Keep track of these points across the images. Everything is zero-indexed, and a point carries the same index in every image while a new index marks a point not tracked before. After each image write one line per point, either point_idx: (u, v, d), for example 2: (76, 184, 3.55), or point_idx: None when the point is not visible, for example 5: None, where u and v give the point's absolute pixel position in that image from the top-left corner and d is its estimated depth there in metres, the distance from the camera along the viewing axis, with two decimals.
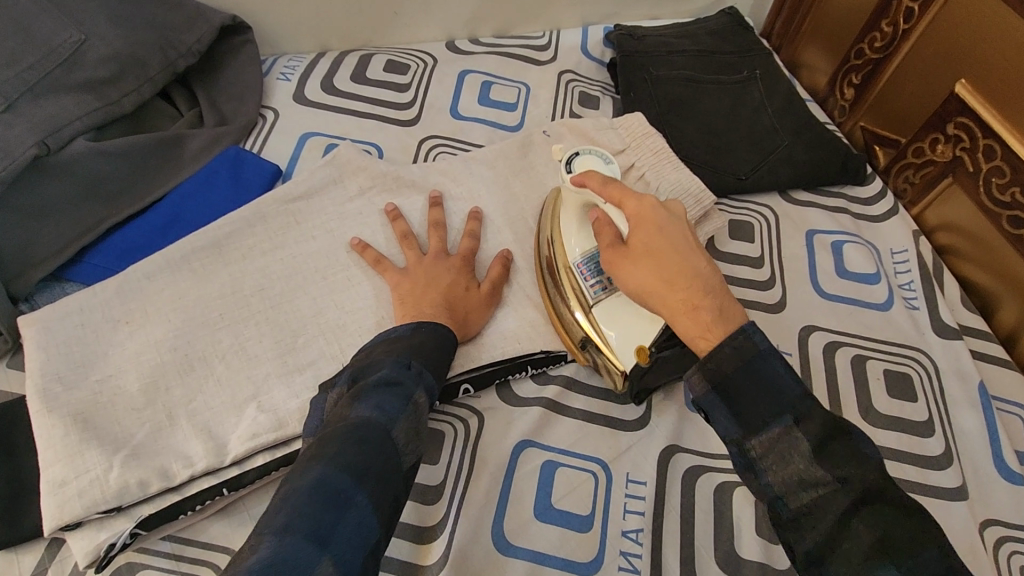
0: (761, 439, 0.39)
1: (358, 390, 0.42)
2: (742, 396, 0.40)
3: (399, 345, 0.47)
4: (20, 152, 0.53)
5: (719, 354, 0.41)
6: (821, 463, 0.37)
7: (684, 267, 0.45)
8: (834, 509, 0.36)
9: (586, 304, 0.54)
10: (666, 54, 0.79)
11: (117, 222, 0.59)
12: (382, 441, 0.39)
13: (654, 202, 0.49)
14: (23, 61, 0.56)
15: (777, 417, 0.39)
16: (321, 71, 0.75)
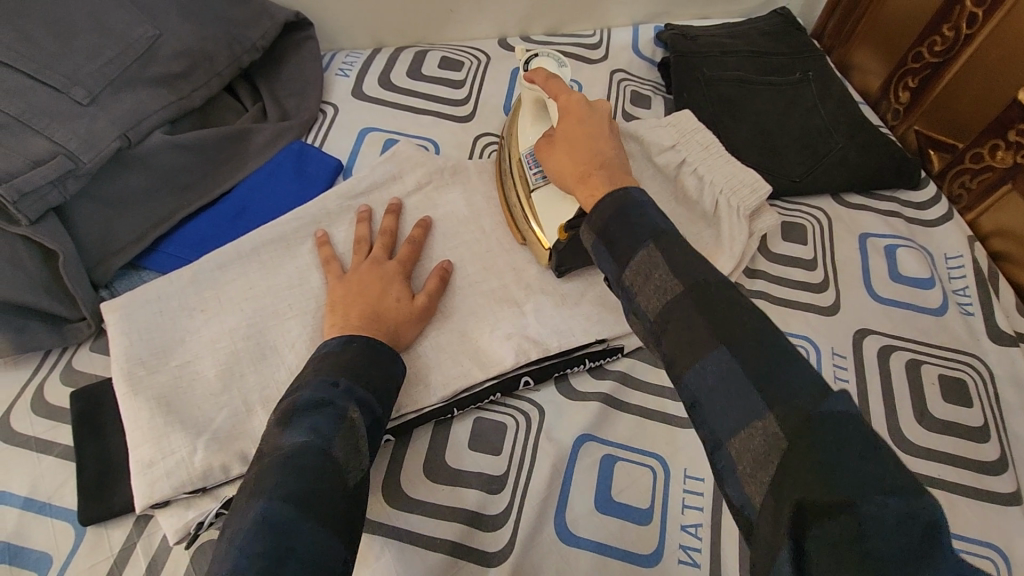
0: (632, 267, 0.42)
1: (287, 413, 0.43)
2: (618, 237, 0.44)
3: (328, 362, 0.47)
4: (104, 145, 0.54)
5: (599, 206, 0.46)
6: (678, 274, 0.39)
7: (590, 145, 0.54)
8: (683, 309, 0.38)
9: (530, 191, 0.60)
10: (719, 54, 0.79)
11: (188, 213, 0.61)
12: (316, 464, 0.40)
13: (580, 96, 0.58)
14: (105, 54, 0.57)
15: (641, 244, 0.42)
16: (378, 66, 0.77)
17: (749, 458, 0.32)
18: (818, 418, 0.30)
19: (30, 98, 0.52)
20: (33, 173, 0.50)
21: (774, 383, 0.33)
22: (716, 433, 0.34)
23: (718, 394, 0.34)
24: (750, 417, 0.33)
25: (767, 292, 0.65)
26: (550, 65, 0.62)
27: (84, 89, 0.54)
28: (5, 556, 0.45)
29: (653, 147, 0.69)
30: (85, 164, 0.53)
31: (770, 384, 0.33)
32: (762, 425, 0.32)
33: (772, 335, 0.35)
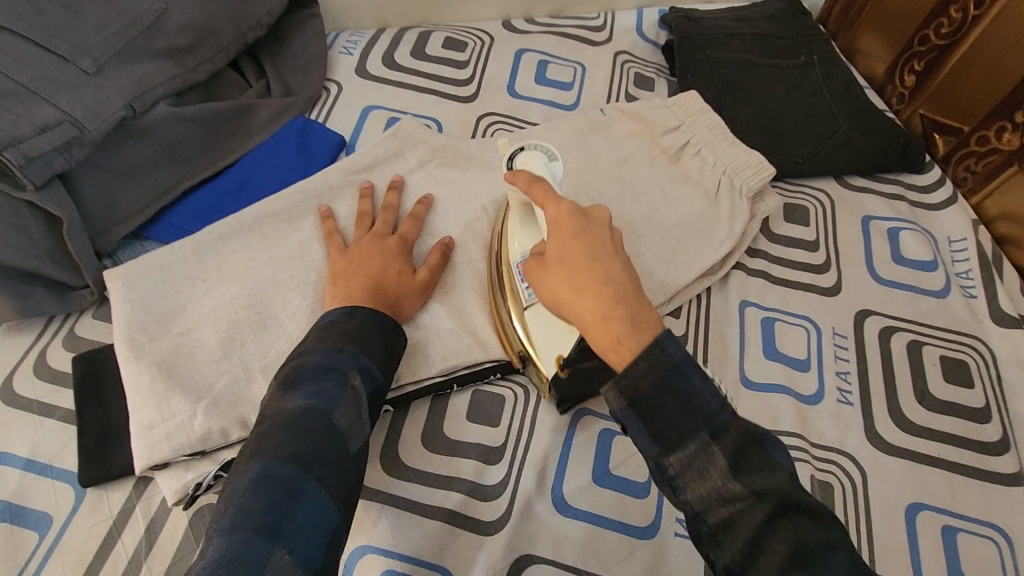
0: (678, 456, 0.38)
1: (292, 377, 0.43)
2: (661, 410, 0.38)
3: (332, 330, 0.47)
4: (110, 114, 0.55)
5: (630, 367, 0.38)
6: (738, 479, 0.36)
7: (597, 274, 0.43)
8: (750, 526, 0.34)
9: (520, 308, 0.53)
10: (724, 37, 0.79)
11: (191, 186, 0.62)
12: (321, 427, 0.40)
13: (573, 206, 0.47)
14: (113, 25, 0.57)
15: (693, 431, 0.38)
16: (381, 46, 0.77)
17: None
18: None
19: (37, 67, 0.52)
20: (40, 139, 0.50)
21: None
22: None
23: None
24: None
25: (768, 273, 0.65)
26: (538, 163, 0.52)
27: (90, 58, 0.55)
28: (6, 514, 0.45)
29: (657, 128, 0.69)
30: (91, 132, 0.53)
31: (826, 570, 0.32)
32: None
33: (839, 551, 0.33)
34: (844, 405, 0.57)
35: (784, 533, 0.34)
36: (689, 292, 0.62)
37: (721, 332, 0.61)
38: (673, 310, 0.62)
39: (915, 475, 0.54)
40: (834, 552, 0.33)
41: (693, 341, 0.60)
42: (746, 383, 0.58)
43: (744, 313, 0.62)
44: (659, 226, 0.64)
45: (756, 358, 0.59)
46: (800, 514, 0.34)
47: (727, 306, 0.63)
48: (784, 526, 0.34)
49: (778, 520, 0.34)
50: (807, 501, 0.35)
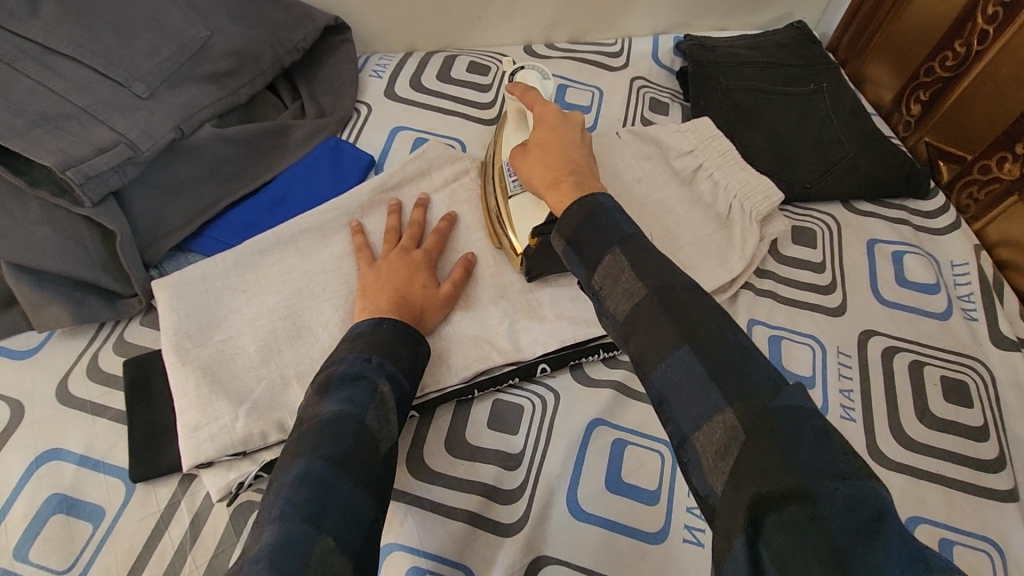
0: (599, 272, 0.44)
1: (324, 385, 0.46)
2: (588, 241, 0.46)
3: (361, 340, 0.50)
4: (161, 135, 0.58)
5: (567, 214, 0.48)
6: (643, 279, 0.41)
7: (561, 151, 0.55)
8: (647, 318, 0.40)
9: (506, 198, 0.61)
10: (736, 65, 0.82)
11: (231, 201, 0.66)
12: (353, 429, 0.43)
13: (556, 108, 0.59)
14: (161, 53, 0.61)
15: (608, 248, 0.44)
16: (409, 69, 0.81)
17: (707, 454, 0.34)
18: (771, 410, 0.33)
19: (96, 92, 0.56)
20: (99, 159, 0.54)
21: (730, 370, 0.36)
22: (682, 431, 0.36)
23: (679, 395, 0.37)
24: (711, 408, 0.35)
25: (775, 292, 0.68)
26: (533, 78, 0.68)
27: (144, 83, 0.59)
28: (62, 506, 0.49)
29: (671, 152, 0.73)
30: (145, 152, 0.57)
31: (723, 376, 0.35)
32: (721, 420, 0.34)
33: (724, 335, 0.37)
34: (847, 421, 0.60)
35: (674, 319, 0.39)
36: None
37: None
38: None
39: (914, 490, 0.57)
40: (720, 336, 0.37)
41: None
42: None
43: (752, 330, 0.65)
44: (671, 245, 0.68)
45: None
46: (695, 306, 0.39)
47: (735, 323, 0.65)
48: (674, 313, 0.39)
49: (669, 310, 0.39)
50: (703, 298, 0.40)
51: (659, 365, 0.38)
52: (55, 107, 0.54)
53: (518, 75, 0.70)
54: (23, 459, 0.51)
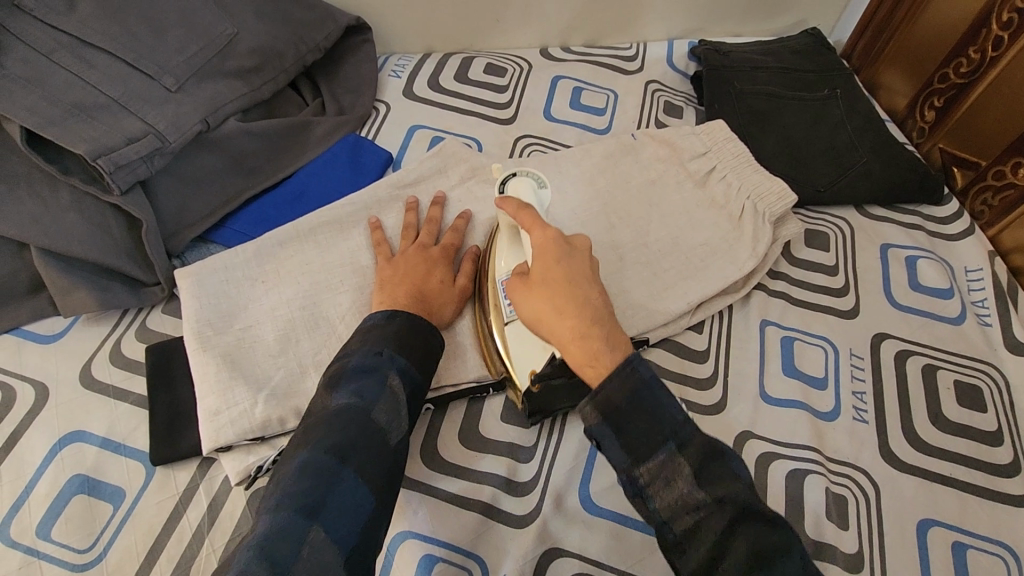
0: (648, 467, 0.42)
1: (336, 377, 0.47)
2: (630, 419, 0.43)
3: (374, 332, 0.50)
4: (187, 128, 0.60)
5: (605, 383, 0.43)
6: (702, 488, 0.40)
7: (577, 299, 0.49)
8: (712, 534, 0.39)
9: (502, 323, 0.55)
10: (750, 69, 0.83)
11: (253, 195, 0.67)
12: (361, 422, 0.44)
13: (558, 232, 0.52)
14: (189, 48, 0.63)
15: (660, 445, 0.42)
16: (427, 70, 0.82)
17: None
18: None
19: (127, 83, 0.58)
20: (128, 149, 0.55)
21: None
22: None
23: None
24: None
25: (788, 294, 0.68)
26: (527, 190, 0.57)
27: (173, 77, 0.61)
28: (84, 487, 0.50)
29: (686, 154, 0.73)
30: (171, 143, 0.59)
31: None
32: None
33: (791, 554, 0.37)
34: (859, 422, 0.60)
35: (743, 538, 0.38)
36: (711, 308, 0.66)
37: (742, 348, 0.64)
38: (696, 325, 0.65)
39: (927, 492, 0.56)
40: (789, 555, 0.37)
41: (715, 355, 0.63)
42: (766, 397, 0.60)
43: (764, 331, 0.65)
44: (684, 246, 0.68)
45: (776, 374, 0.62)
46: (763, 524, 0.39)
47: (748, 324, 0.66)
48: (742, 531, 0.38)
49: (737, 527, 0.39)
50: (763, 507, 0.40)
51: None
52: (88, 97, 0.56)
53: (510, 181, 0.58)
54: (47, 440, 0.52)
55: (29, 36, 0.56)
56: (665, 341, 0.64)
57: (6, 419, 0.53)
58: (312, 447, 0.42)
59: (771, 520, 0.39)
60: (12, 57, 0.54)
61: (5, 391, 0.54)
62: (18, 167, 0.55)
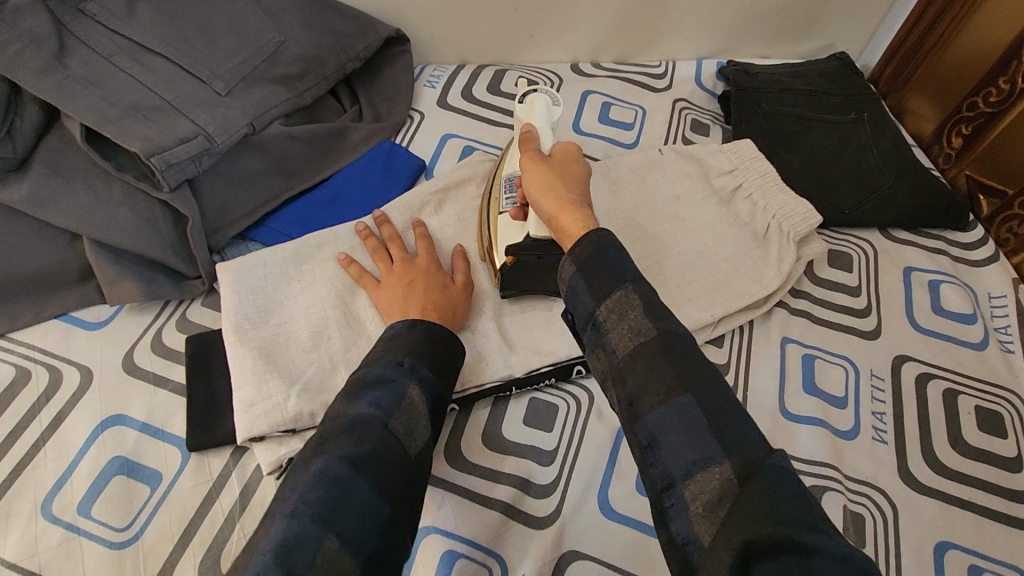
0: (606, 304, 0.42)
1: (355, 388, 0.47)
2: (598, 273, 0.43)
3: (394, 343, 0.52)
4: (236, 130, 0.62)
5: (577, 244, 0.45)
6: (650, 318, 0.41)
7: (569, 187, 0.53)
8: (649, 352, 0.39)
9: (497, 212, 0.63)
10: (778, 91, 0.84)
11: (291, 195, 0.70)
12: (378, 431, 0.44)
13: (575, 147, 0.59)
14: (240, 55, 0.66)
15: (620, 282, 0.43)
16: (462, 81, 0.85)
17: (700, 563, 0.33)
18: (761, 468, 0.34)
19: (182, 87, 0.61)
20: (179, 149, 0.58)
21: (729, 430, 0.36)
22: (671, 474, 0.36)
23: (672, 436, 0.37)
24: (705, 461, 0.35)
25: (810, 312, 0.69)
26: (541, 103, 0.67)
27: (224, 82, 0.64)
28: (123, 469, 0.52)
29: (712, 170, 0.75)
30: (220, 145, 0.61)
31: (718, 424, 0.36)
32: (718, 472, 0.34)
33: (719, 388, 0.38)
34: (878, 442, 0.60)
35: (675, 364, 0.39)
36: (733, 322, 0.67)
37: (763, 364, 0.64)
38: (718, 339, 0.66)
39: (945, 516, 0.57)
40: (715, 387, 0.38)
41: (736, 369, 0.64)
42: (786, 413, 0.61)
43: (785, 347, 0.66)
44: (707, 261, 0.70)
45: (796, 391, 0.63)
46: (699, 362, 0.39)
47: (770, 340, 0.66)
48: (673, 358, 0.39)
49: (670, 354, 0.39)
50: (699, 351, 0.40)
51: (654, 407, 0.38)
52: (145, 99, 0.59)
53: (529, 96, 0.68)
54: (90, 422, 0.54)
55: (93, 40, 0.59)
56: None
57: (51, 400, 0.55)
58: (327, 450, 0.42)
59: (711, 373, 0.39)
60: (75, 58, 0.58)
61: (51, 374, 0.56)
62: (77, 162, 0.58)
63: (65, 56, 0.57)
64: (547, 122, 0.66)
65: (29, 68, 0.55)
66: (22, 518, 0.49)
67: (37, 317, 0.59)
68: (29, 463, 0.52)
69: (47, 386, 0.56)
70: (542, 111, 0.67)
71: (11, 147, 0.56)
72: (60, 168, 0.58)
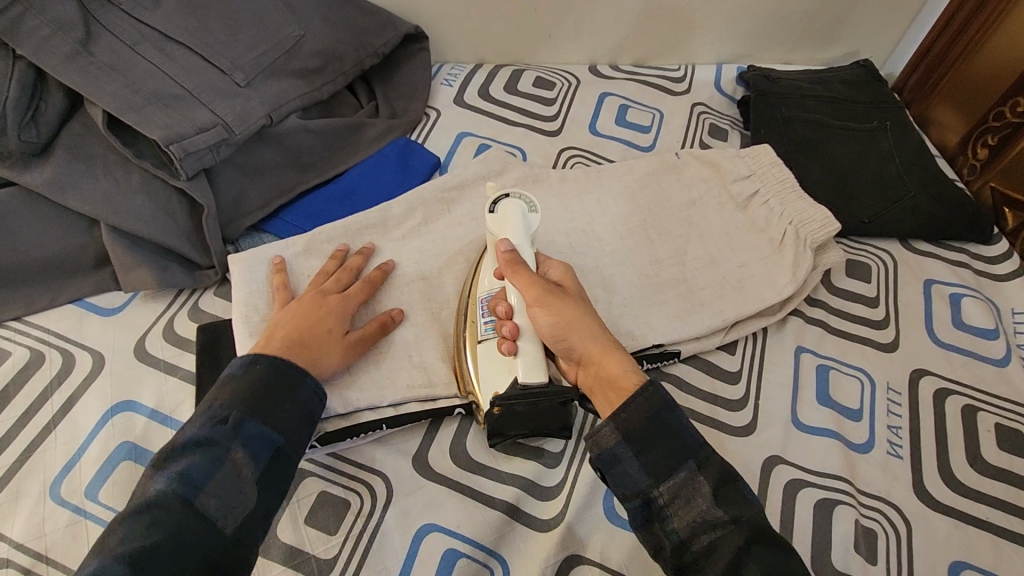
0: (668, 486, 0.45)
1: (165, 454, 0.43)
2: (652, 451, 0.45)
3: (228, 388, 0.47)
4: (254, 121, 0.63)
5: (633, 402, 0.47)
6: (719, 506, 0.43)
7: (597, 328, 0.53)
8: (729, 550, 0.41)
9: (474, 340, 0.55)
10: (798, 97, 0.83)
11: (306, 189, 0.70)
12: (176, 516, 0.40)
13: (563, 267, 0.58)
14: (259, 47, 0.66)
15: (682, 461, 0.45)
16: (479, 80, 0.85)
17: None
18: None
19: (202, 76, 0.61)
20: (198, 137, 0.58)
21: None
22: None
23: None
24: None
25: (825, 322, 0.68)
26: (517, 214, 0.58)
27: (243, 73, 0.64)
28: (131, 454, 0.52)
29: (729, 175, 0.74)
30: (238, 135, 0.61)
31: None
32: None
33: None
34: (893, 457, 0.59)
35: (758, 557, 0.41)
36: (745, 329, 0.65)
37: (777, 373, 0.63)
38: (730, 346, 0.65)
39: (961, 534, 0.55)
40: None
41: (748, 377, 0.63)
42: (798, 424, 0.60)
43: (799, 358, 0.64)
44: (721, 268, 0.69)
45: (809, 402, 0.61)
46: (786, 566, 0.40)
47: (784, 349, 0.65)
48: (758, 552, 0.41)
49: (754, 548, 0.41)
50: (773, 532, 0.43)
51: None
52: (165, 87, 0.59)
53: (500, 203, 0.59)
54: (101, 406, 0.54)
55: (117, 29, 0.60)
56: (696, 358, 0.64)
57: (64, 383, 0.55)
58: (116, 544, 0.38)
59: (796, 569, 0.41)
60: (100, 46, 0.58)
61: (66, 357, 0.57)
62: (98, 149, 0.59)
63: (90, 44, 0.58)
64: (524, 236, 0.58)
65: (55, 54, 0.56)
66: (30, 499, 0.49)
67: (53, 300, 0.60)
68: (39, 445, 0.52)
69: (60, 370, 0.56)
70: (517, 225, 0.58)
71: (35, 132, 0.57)
72: (80, 154, 0.58)
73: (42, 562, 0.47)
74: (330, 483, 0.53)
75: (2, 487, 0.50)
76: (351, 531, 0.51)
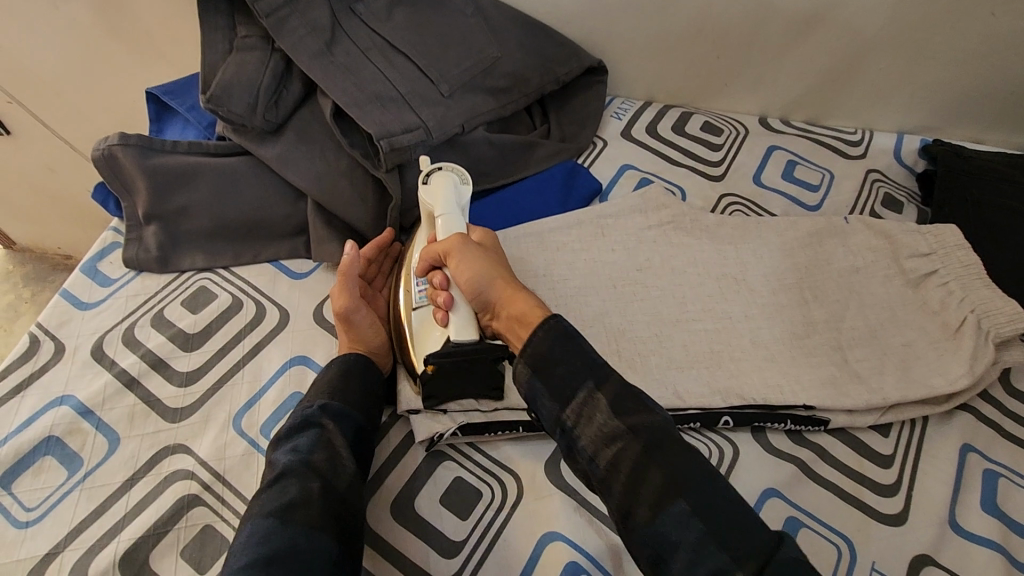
0: (573, 409, 0.46)
1: (276, 439, 0.51)
2: (553, 373, 0.47)
3: (310, 389, 0.56)
4: (449, 127, 0.69)
5: (534, 336, 0.49)
6: (623, 420, 0.45)
7: (509, 285, 0.53)
8: (633, 458, 0.44)
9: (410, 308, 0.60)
10: (992, 179, 0.77)
11: (478, 195, 0.75)
12: (302, 478, 0.48)
13: (486, 236, 0.61)
14: (464, 63, 0.73)
15: (582, 382, 0.47)
16: (648, 117, 0.87)
17: None
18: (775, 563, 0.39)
19: (415, 84, 0.69)
20: (404, 137, 0.65)
21: (732, 528, 0.41)
22: None
23: (675, 549, 0.41)
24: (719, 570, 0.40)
25: (998, 425, 0.62)
26: (448, 186, 0.61)
27: (447, 85, 0.71)
28: None
29: (904, 250, 0.70)
30: (436, 137, 0.68)
31: (724, 529, 0.41)
32: None
33: (708, 476, 0.43)
34: None
35: (662, 467, 0.43)
36: (904, 413, 0.61)
37: (936, 465, 0.59)
38: (882, 427, 0.61)
39: None
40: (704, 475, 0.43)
41: (903, 463, 0.59)
42: (956, 527, 0.55)
43: (964, 457, 0.59)
44: (882, 343, 0.65)
45: (972, 506, 0.56)
46: (682, 453, 0.44)
47: (947, 443, 0.60)
48: (661, 461, 0.43)
49: (654, 457, 0.43)
50: (677, 439, 0.44)
51: (654, 517, 0.42)
52: (385, 90, 0.67)
53: (433, 174, 0.63)
54: (281, 357, 0.61)
55: (356, 35, 0.68)
56: (844, 430, 0.61)
57: (254, 330, 0.63)
58: (260, 505, 0.46)
59: (697, 462, 0.43)
60: (340, 48, 0.67)
61: (258, 309, 0.65)
62: (319, 134, 0.67)
63: (333, 46, 0.67)
64: (455, 207, 0.61)
65: (306, 51, 0.65)
66: (217, 424, 0.56)
67: (256, 258, 0.68)
68: (229, 380, 0.59)
69: (253, 318, 0.64)
70: (447, 195, 0.61)
71: (276, 113, 0.66)
72: (306, 137, 0.67)
73: (220, 482, 0.53)
74: (465, 470, 0.56)
75: (196, 409, 0.57)
76: (480, 521, 0.53)
